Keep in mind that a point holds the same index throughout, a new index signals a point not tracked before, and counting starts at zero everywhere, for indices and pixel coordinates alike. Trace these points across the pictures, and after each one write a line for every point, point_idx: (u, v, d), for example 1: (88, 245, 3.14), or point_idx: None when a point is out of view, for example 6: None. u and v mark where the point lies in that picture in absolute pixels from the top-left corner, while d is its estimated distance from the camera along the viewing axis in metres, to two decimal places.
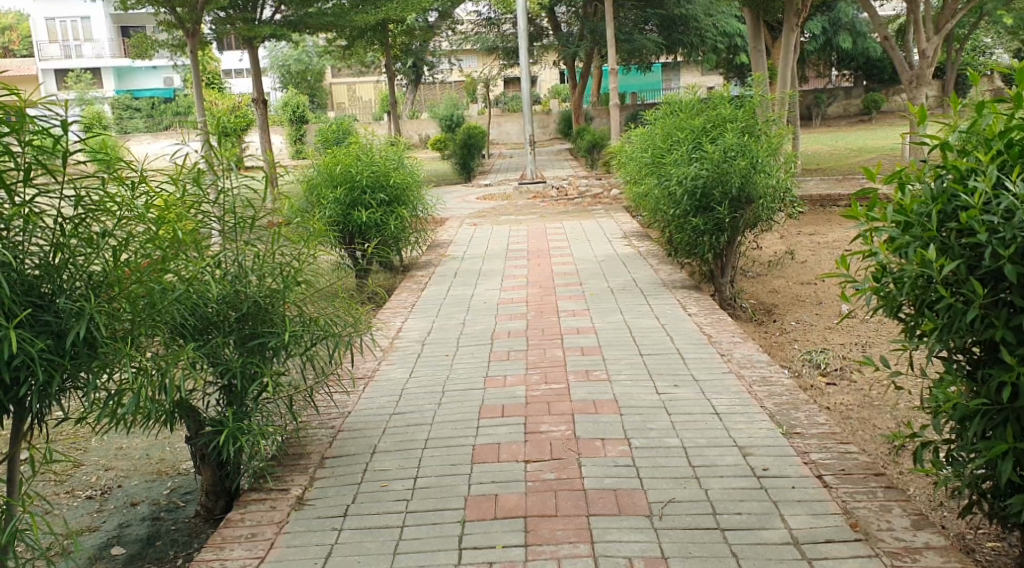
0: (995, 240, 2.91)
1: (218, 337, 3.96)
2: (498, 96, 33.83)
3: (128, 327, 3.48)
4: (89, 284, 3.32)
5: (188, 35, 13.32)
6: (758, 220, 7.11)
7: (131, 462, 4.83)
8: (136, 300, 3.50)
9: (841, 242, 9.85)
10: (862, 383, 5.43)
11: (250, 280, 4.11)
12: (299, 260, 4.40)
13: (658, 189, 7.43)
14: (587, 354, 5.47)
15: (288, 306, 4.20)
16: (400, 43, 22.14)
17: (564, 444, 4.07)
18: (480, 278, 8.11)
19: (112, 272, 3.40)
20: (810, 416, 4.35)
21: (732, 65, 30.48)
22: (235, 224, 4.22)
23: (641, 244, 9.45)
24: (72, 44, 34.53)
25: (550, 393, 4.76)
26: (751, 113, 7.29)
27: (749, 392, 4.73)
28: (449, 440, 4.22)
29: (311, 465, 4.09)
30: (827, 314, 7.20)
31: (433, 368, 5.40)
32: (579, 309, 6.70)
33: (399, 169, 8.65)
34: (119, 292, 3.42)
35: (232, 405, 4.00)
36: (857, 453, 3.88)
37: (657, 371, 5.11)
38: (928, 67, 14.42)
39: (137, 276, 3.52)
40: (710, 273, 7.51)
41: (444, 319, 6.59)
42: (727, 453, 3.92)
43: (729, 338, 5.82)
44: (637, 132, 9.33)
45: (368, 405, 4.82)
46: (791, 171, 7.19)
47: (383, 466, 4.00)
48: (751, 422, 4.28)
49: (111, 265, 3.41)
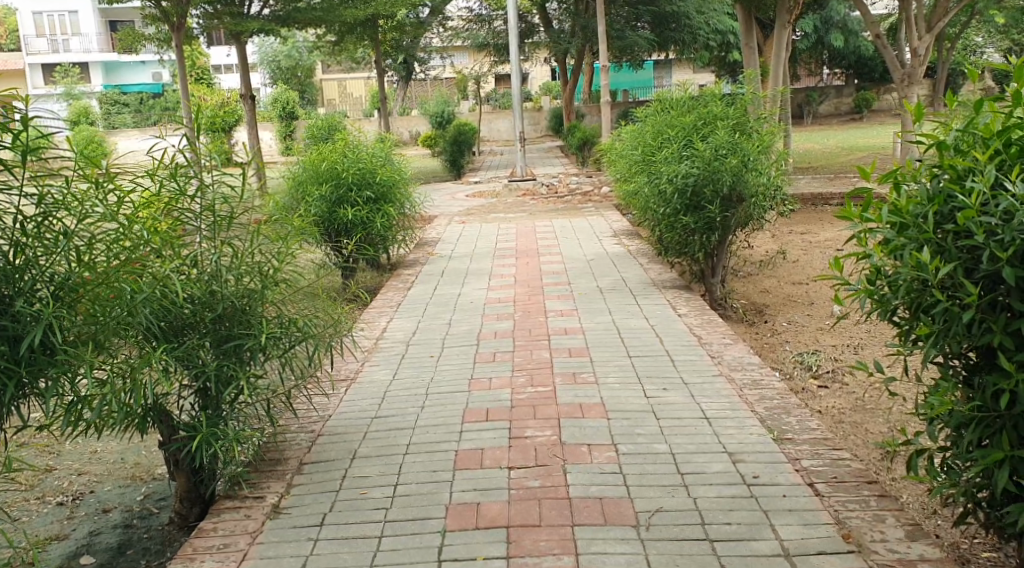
0: (993, 243, 2.81)
1: (194, 339, 3.82)
2: (489, 93, 33.71)
3: (93, 330, 3.38)
4: (52, 287, 3.25)
5: (173, 30, 13.27)
6: (750, 219, 7.02)
7: (105, 465, 4.70)
8: (102, 303, 3.41)
9: (833, 241, 9.76)
10: (854, 386, 5.33)
11: (227, 279, 3.95)
12: (279, 258, 4.24)
13: (648, 187, 7.31)
14: (574, 356, 5.36)
15: (264, 307, 4.04)
16: (390, 38, 21.96)
17: (549, 450, 3.95)
18: (467, 277, 8.00)
19: (76, 273, 3.34)
20: (802, 421, 4.24)
21: (724, 63, 30.47)
22: (217, 223, 4.08)
23: (631, 243, 9.34)
24: (60, 38, 34.27)
25: (535, 396, 4.64)
26: (742, 110, 7.19)
27: (740, 396, 4.62)
28: (431, 446, 4.09)
29: (289, 471, 3.96)
30: (819, 315, 7.11)
31: (417, 370, 5.27)
32: (567, 309, 6.59)
33: (386, 166, 8.51)
34: (84, 294, 3.35)
35: (208, 410, 3.87)
36: (850, 460, 3.77)
37: (645, 374, 5.00)
38: (920, 65, 14.34)
39: (102, 276, 3.42)
40: (701, 272, 7.41)
41: (429, 319, 6.47)
42: (716, 460, 3.81)
43: (719, 339, 5.72)
44: (628, 129, 9.21)
45: (350, 408, 4.69)
46: (783, 169, 7.10)
47: (362, 472, 3.88)
48: (742, 427, 4.17)
49: (76, 266, 3.35)
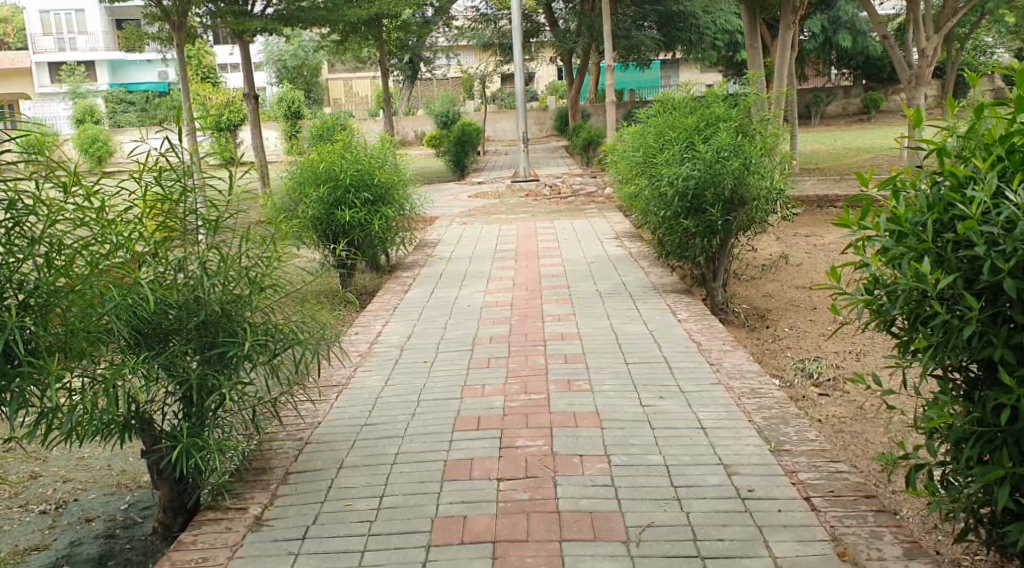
0: (994, 253, 2.71)
1: (177, 345, 3.75)
2: (495, 93, 33.62)
3: (57, 338, 3.36)
4: (16, 295, 3.24)
5: (174, 28, 13.22)
6: (751, 222, 6.91)
7: (91, 472, 4.63)
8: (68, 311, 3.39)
9: (838, 244, 9.65)
10: (855, 395, 5.23)
11: (212, 286, 3.86)
12: (267, 262, 4.14)
13: (649, 189, 7.20)
14: (570, 362, 5.27)
15: (249, 313, 3.94)
16: (394, 38, 21.87)
17: (541, 460, 3.86)
18: (465, 280, 7.91)
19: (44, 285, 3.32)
20: (801, 432, 4.14)
21: (731, 63, 30.32)
22: (206, 226, 3.99)
23: (632, 245, 9.25)
24: (66, 36, 34.29)
25: (528, 404, 4.55)
26: (745, 111, 7.09)
27: (737, 405, 4.52)
28: (420, 456, 4.00)
29: (274, 481, 3.88)
30: (821, 320, 7.00)
31: (410, 375, 5.19)
32: (565, 313, 6.51)
33: (385, 167, 8.41)
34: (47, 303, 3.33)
35: (191, 419, 3.79)
36: (848, 473, 3.67)
37: (641, 381, 4.91)
38: (927, 66, 14.22)
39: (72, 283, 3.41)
40: (701, 276, 7.32)
41: (425, 323, 6.39)
42: (711, 472, 3.71)
43: (719, 345, 5.62)
44: (630, 130, 9.11)
45: (340, 415, 4.60)
46: (786, 172, 7.02)
47: (349, 483, 3.79)
48: (739, 437, 4.07)
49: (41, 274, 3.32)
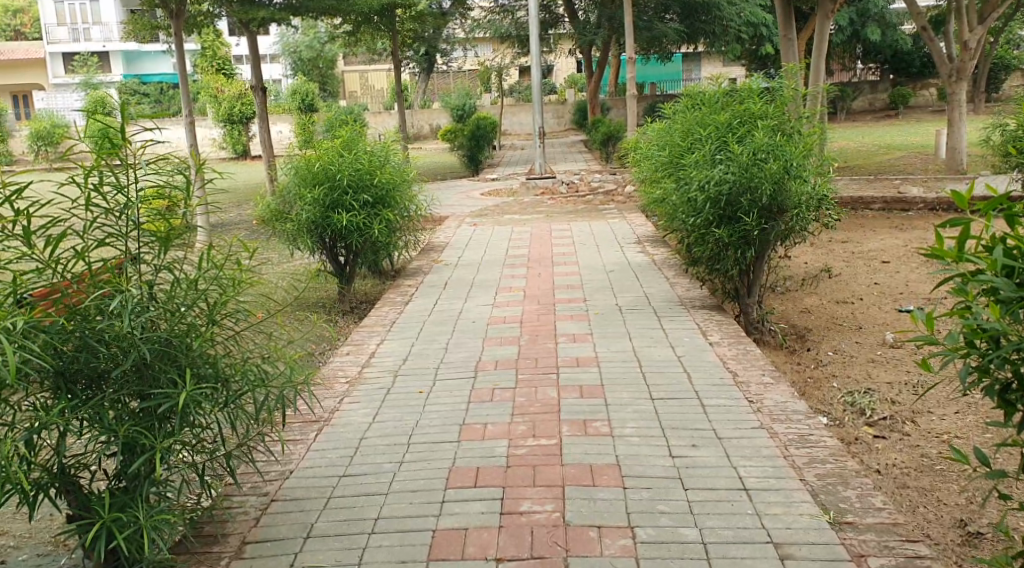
0: None
1: (108, 392, 3.08)
2: (513, 86, 32.89)
3: None
4: None
5: (172, 18, 12.65)
6: (791, 233, 6.15)
7: (26, 526, 3.97)
8: None
9: (880, 252, 8.89)
10: (917, 438, 4.50)
11: (151, 321, 3.18)
12: (227, 287, 3.43)
13: (677, 194, 6.46)
14: (586, 396, 4.57)
15: (201, 351, 3.26)
16: (410, 31, 21.10)
17: (549, 534, 3.18)
18: (473, 291, 7.21)
19: None
20: (863, 496, 3.43)
21: (754, 57, 29.17)
22: (154, 241, 3.33)
23: (656, 252, 8.51)
24: (81, 27, 33.79)
25: (537, 454, 3.84)
26: (783, 108, 6.27)
27: (784, 457, 3.81)
28: (405, 523, 3.32)
29: (225, 555, 3.22)
30: (869, 341, 6.25)
31: (402, 410, 4.50)
32: (581, 333, 5.80)
33: (389, 165, 7.64)
34: None
35: (121, 483, 3.11)
36: (929, 560, 2.98)
37: (671, 424, 4.18)
38: (970, 62, 13.42)
39: None
40: (734, 291, 6.57)
41: (423, 342, 5.70)
42: (760, 555, 3.02)
43: (757, 376, 4.89)
44: (654, 126, 8.36)
45: (315, 461, 3.94)
46: (829, 175, 6.21)
47: (315, 560, 3.12)
48: (790, 504, 3.37)
49: None
